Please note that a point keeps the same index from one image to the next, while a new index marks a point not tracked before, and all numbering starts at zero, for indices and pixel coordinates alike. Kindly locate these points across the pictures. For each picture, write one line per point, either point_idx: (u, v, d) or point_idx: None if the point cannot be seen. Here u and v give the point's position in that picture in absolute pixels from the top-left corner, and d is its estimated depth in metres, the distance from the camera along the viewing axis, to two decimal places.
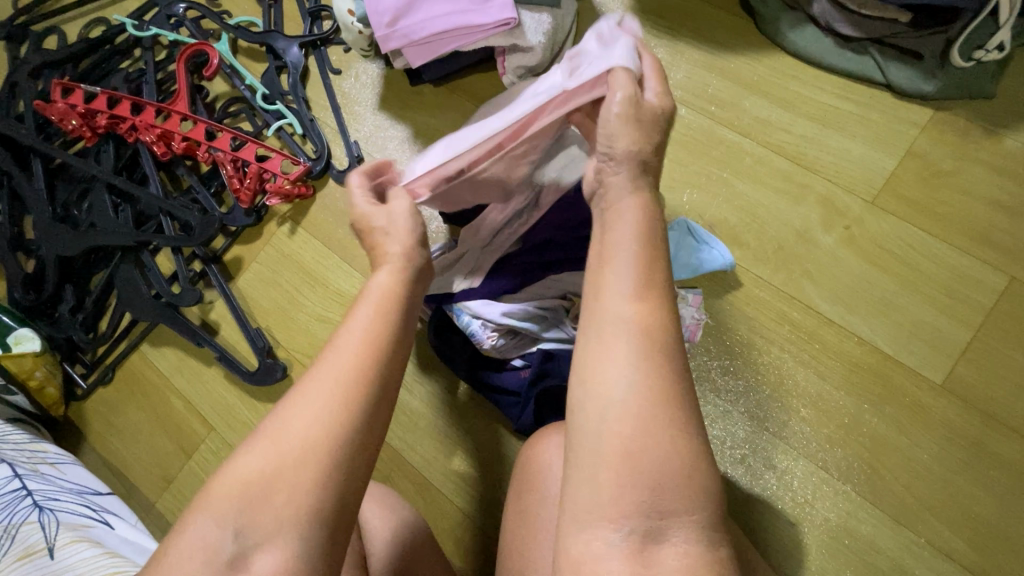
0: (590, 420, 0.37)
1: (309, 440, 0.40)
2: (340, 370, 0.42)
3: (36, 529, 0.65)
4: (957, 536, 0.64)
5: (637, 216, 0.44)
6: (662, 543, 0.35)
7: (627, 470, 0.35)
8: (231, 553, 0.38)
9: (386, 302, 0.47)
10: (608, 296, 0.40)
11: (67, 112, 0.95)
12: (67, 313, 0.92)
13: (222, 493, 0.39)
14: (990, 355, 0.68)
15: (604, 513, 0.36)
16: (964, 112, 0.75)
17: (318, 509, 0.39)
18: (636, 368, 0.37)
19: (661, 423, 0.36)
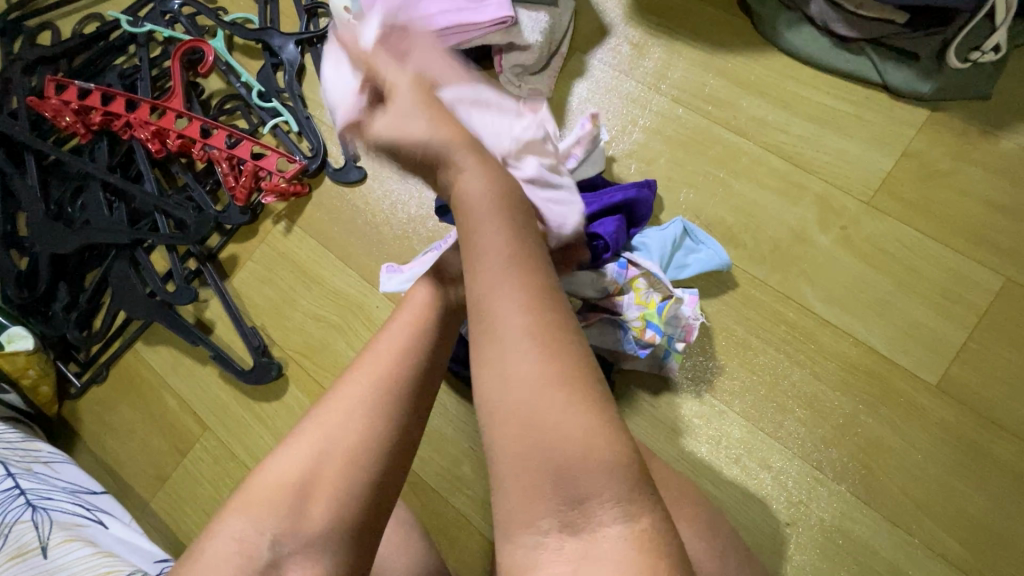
0: (491, 422, 0.41)
1: (345, 446, 0.47)
2: (364, 382, 0.50)
3: (28, 528, 0.65)
4: (951, 537, 0.64)
5: (496, 220, 0.47)
6: (583, 533, 0.37)
7: (527, 468, 0.38)
8: (266, 557, 0.44)
9: (420, 314, 0.56)
10: (481, 305, 0.44)
11: (60, 109, 0.94)
12: (61, 311, 0.92)
13: (259, 499, 0.46)
14: (985, 356, 0.68)
15: (520, 517, 0.39)
16: (961, 113, 0.75)
17: (344, 515, 0.45)
18: (515, 372, 0.40)
19: (546, 414, 0.38)
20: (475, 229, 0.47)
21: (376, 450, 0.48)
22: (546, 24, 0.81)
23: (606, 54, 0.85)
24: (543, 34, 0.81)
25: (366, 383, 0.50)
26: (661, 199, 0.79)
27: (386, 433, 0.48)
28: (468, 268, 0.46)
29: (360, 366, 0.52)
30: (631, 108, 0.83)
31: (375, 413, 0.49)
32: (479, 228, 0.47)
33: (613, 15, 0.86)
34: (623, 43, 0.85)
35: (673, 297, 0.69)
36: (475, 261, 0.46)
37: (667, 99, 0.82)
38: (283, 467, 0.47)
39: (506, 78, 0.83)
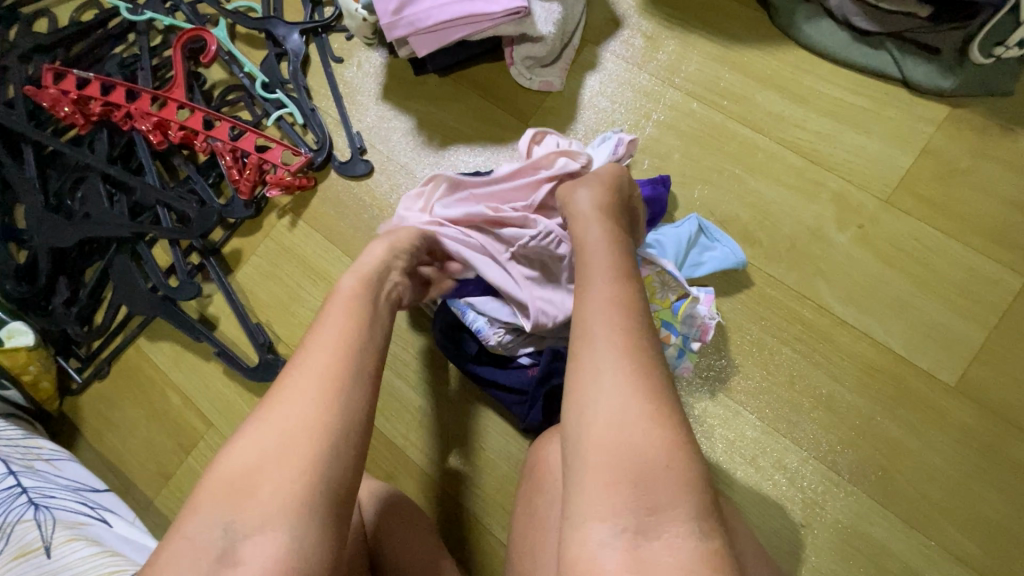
0: (582, 418, 0.43)
1: (291, 434, 0.45)
2: (318, 367, 0.50)
3: (32, 527, 0.63)
4: (968, 540, 0.64)
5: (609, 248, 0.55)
6: (655, 540, 0.38)
7: (614, 467, 0.40)
8: (220, 550, 0.42)
9: (355, 302, 0.57)
10: (591, 308, 0.49)
11: (58, 98, 0.92)
12: (61, 305, 0.90)
13: (209, 495, 0.44)
14: (1003, 357, 0.67)
15: (595, 513, 0.39)
16: (982, 109, 0.73)
17: (306, 499, 0.43)
18: (611, 376, 0.44)
19: (635, 420, 0.42)
20: (591, 250, 0.55)
21: (326, 433, 0.46)
22: (558, 15, 0.79)
23: (619, 46, 0.84)
24: (556, 25, 0.79)
25: (316, 371, 0.49)
26: (675, 195, 0.77)
27: (336, 417, 0.47)
28: (581, 280, 0.52)
29: (300, 359, 0.51)
30: (643, 102, 0.81)
31: (319, 398, 0.48)
32: (594, 248, 0.55)
33: (625, 7, 0.84)
34: (636, 35, 0.83)
35: (690, 295, 0.68)
36: (587, 275, 0.52)
37: (681, 93, 0.80)
38: (238, 458, 0.45)
39: (518, 70, 0.84)
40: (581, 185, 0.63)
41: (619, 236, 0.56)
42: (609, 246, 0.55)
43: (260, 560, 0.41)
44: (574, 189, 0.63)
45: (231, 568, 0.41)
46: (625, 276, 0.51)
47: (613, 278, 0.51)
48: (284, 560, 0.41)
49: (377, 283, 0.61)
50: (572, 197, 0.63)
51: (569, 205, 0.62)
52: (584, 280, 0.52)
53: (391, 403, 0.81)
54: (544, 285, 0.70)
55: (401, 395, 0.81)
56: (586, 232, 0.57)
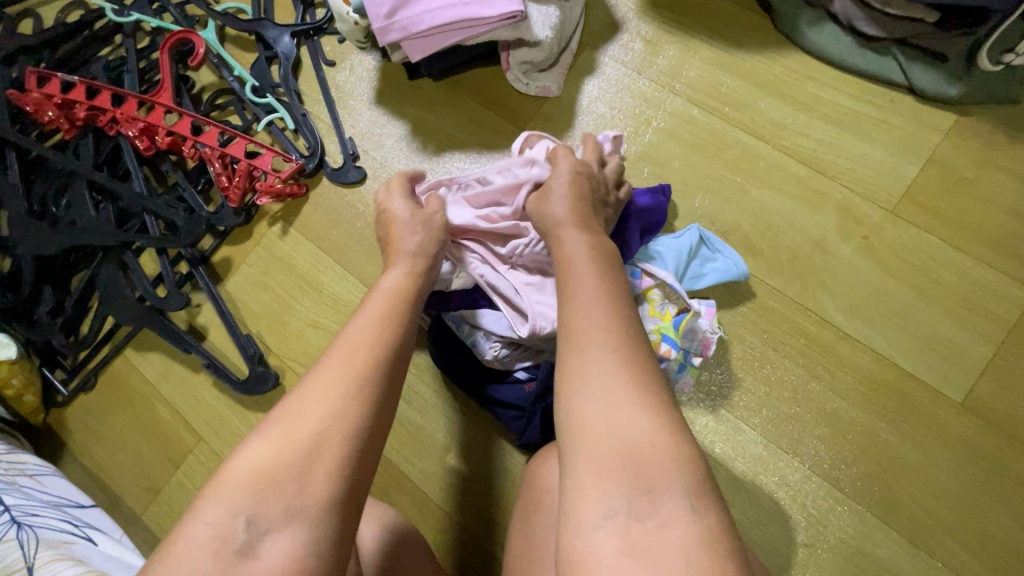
0: (570, 406, 0.42)
1: (326, 425, 0.43)
2: (345, 357, 0.48)
3: (13, 547, 0.61)
4: (975, 559, 0.62)
5: (587, 241, 0.55)
6: (651, 522, 0.35)
7: (603, 450, 0.38)
8: (242, 540, 0.39)
9: (396, 297, 0.56)
10: (573, 299, 0.48)
11: (42, 102, 0.89)
12: (46, 316, 0.88)
13: (234, 482, 0.41)
14: (1010, 372, 0.66)
15: (587, 501, 0.37)
16: (988, 117, 0.72)
17: (330, 489, 0.42)
18: (594, 360, 0.43)
19: (621, 401, 0.40)
20: (573, 249, 0.55)
21: (362, 426, 0.44)
22: (556, 18, 0.76)
23: (618, 50, 0.82)
24: (553, 30, 0.77)
25: (341, 361, 0.48)
26: (675, 205, 0.75)
27: (372, 411, 0.46)
28: (561, 274, 0.52)
29: (332, 349, 0.49)
30: (642, 109, 0.79)
31: (358, 389, 0.46)
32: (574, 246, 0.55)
33: (624, 10, 0.82)
34: (636, 39, 0.81)
35: (690, 309, 0.66)
36: (565, 268, 0.52)
37: (682, 100, 0.78)
38: (258, 449, 0.42)
39: (514, 75, 0.82)
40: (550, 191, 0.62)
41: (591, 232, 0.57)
42: (586, 236, 0.56)
43: (282, 554, 0.39)
44: (544, 200, 0.61)
45: (251, 561, 0.38)
46: (607, 270, 0.51)
47: (594, 271, 0.51)
48: (305, 556, 0.39)
49: (418, 277, 0.60)
50: (544, 208, 0.61)
51: (540, 215, 0.61)
52: (564, 274, 0.52)
53: None
54: (544, 292, 0.67)
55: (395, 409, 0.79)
56: (564, 233, 0.57)
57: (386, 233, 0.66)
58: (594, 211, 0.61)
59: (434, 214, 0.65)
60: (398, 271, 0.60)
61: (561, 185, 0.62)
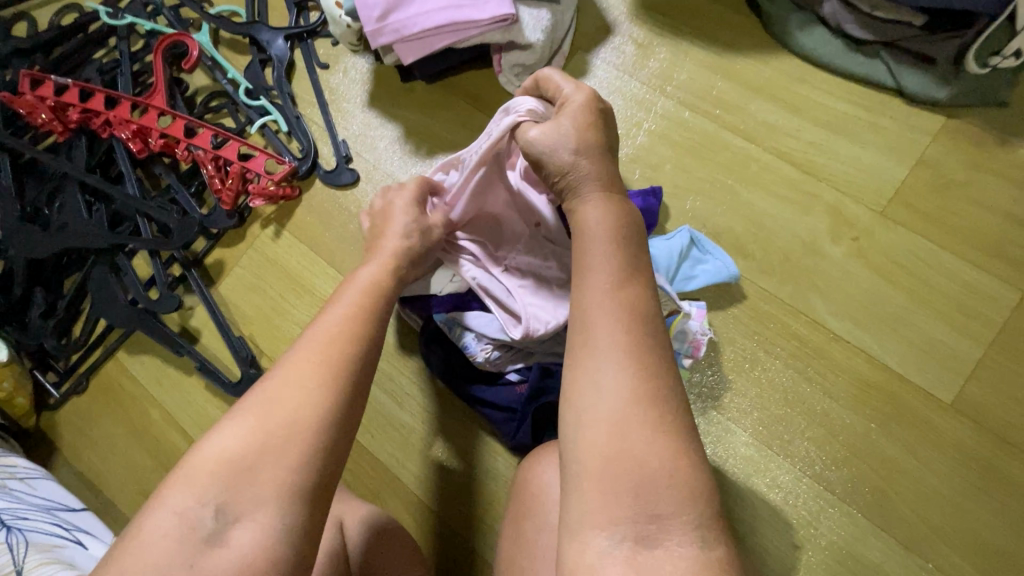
0: (579, 417, 0.39)
1: (295, 419, 0.42)
2: (316, 349, 0.47)
3: (3, 551, 0.60)
4: (966, 561, 0.62)
5: (613, 214, 0.47)
6: (657, 549, 0.35)
7: (611, 474, 0.37)
8: (210, 528, 0.39)
9: (370, 292, 0.55)
10: (592, 294, 0.43)
11: (35, 105, 0.89)
12: (38, 318, 0.88)
13: (204, 468, 0.41)
14: (1000, 373, 0.66)
15: (593, 521, 0.36)
16: (977, 120, 0.72)
17: (300, 484, 0.41)
18: (613, 372, 0.39)
19: (637, 423, 0.38)
20: (595, 226, 0.47)
21: (330, 419, 0.43)
22: (548, 22, 0.77)
23: (609, 53, 0.82)
24: (545, 33, 0.77)
25: (313, 351, 0.47)
26: (667, 207, 0.75)
27: (342, 404, 0.44)
28: (580, 257, 0.46)
29: (306, 338, 0.48)
30: (635, 111, 0.79)
31: (327, 379, 0.45)
32: (596, 218, 0.47)
33: (616, 13, 0.83)
34: (628, 42, 0.82)
35: (680, 311, 0.66)
36: (584, 251, 0.46)
37: (673, 102, 0.79)
38: (228, 437, 0.42)
39: (506, 78, 0.82)
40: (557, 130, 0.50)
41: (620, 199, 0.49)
42: (608, 206, 0.48)
43: (251, 543, 0.39)
44: (554, 141, 0.50)
45: (218, 549, 0.39)
46: (629, 256, 0.45)
47: (615, 257, 0.44)
48: (273, 545, 0.39)
49: (395, 275, 0.60)
50: (554, 152, 0.50)
51: (546, 162, 0.51)
52: (582, 258, 0.46)
53: (378, 420, 0.79)
54: (538, 292, 0.66)
55: (388, 412, 0.79)
56: (585, 200, 0.49)
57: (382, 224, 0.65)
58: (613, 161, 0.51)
59: (434, 226, 0.64)
60: (376, 267, 0.59)
61: (571, 125, 0.51)
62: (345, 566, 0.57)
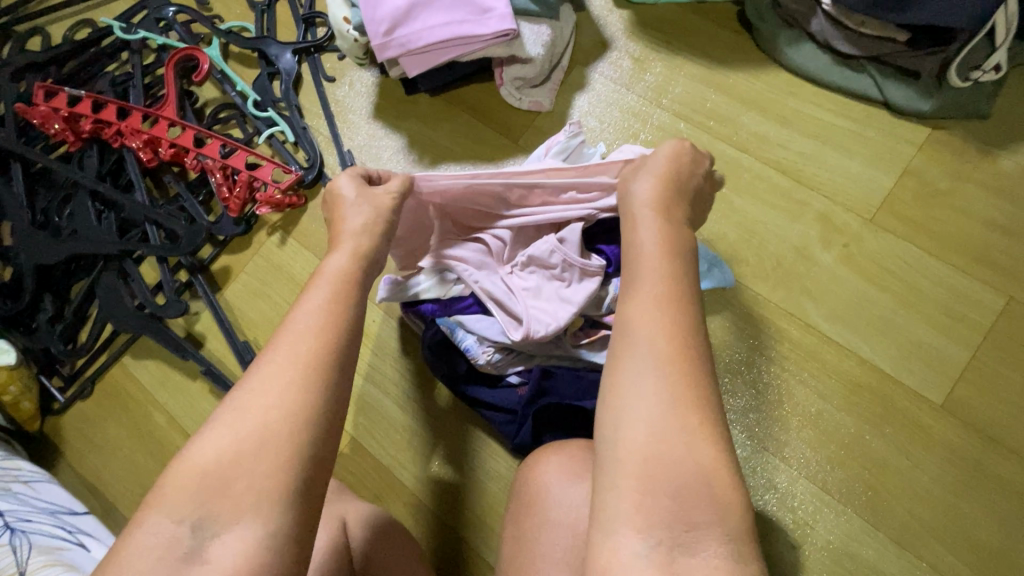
0: (617, 423, 0.40)
1: (268, 424, 0.42)
2: (299, 353, 0.45)
3: (7, 552, 0.61)
4: (958, 559, 0.63)
5: (662, 225, 0.49)
6: (693, 557, 0.36)
7: (650, 479, 0.38)
8: (188, 546, 0.39)
9: (338, 283, 0.52)
10: (635, 302, 0.45)
11: (48, 115, 0.92)
12: (45, 323, 0.89)
13: (179, 484, 0.40)
14: (987, 375, 0.68)
15: (628, 522, 0.37)
16: (961, 131, 0.75)
17: (283, 491, 0.40)
18: (653, 378, 0.40)
19: (674, 433, 0.39)
20: (647, 235, 0.49)
21: (308, 421, 0.43)
22: (547, 37, 0.80)
23: (607, 67, 0.85)
24: (545, 47, 0.81)
25: (289, 356, 0.45)
26: None
27: (312, 408, 0.43)
28: (628, 266, 0.48)
29: (279, 341, 0.46)
30: (632, 122, 0.82)
31: (307, 381, 0.44)
32: (647, 230, 0.49)
33: (614, 29, 0.86)
34: (625, 57, 0.85)
35: None
36: (634, 257, 0.48)
37: (668, 114, 0.82)
38: (206, 448, 0.42)
39: (507, 91, 0.85)
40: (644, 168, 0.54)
41: (667, 206, 0.51)
42: (664, 217, 0.50)
43: (230, 556, 0.39)
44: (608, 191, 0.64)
45: (198, 565, 0.38)
46: (676, 272, 0.46)
47: (662, 269, 0.46)
48: (256, 555, 0.39)
49: (365, 264, 0.55)
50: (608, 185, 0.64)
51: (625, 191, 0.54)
52: (632, 264, 0.47)
53: (381, 422, 0.80)
54: (541, 295, 0.67)
55: (391, 415, 0.80)
56: (638, 207, 0.51)
57: (333, 214, 0.60)
58: (689, 201, 0.53)
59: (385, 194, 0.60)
60: (342, 254, 0.55)
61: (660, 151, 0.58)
62: (348, 563, 0.59)
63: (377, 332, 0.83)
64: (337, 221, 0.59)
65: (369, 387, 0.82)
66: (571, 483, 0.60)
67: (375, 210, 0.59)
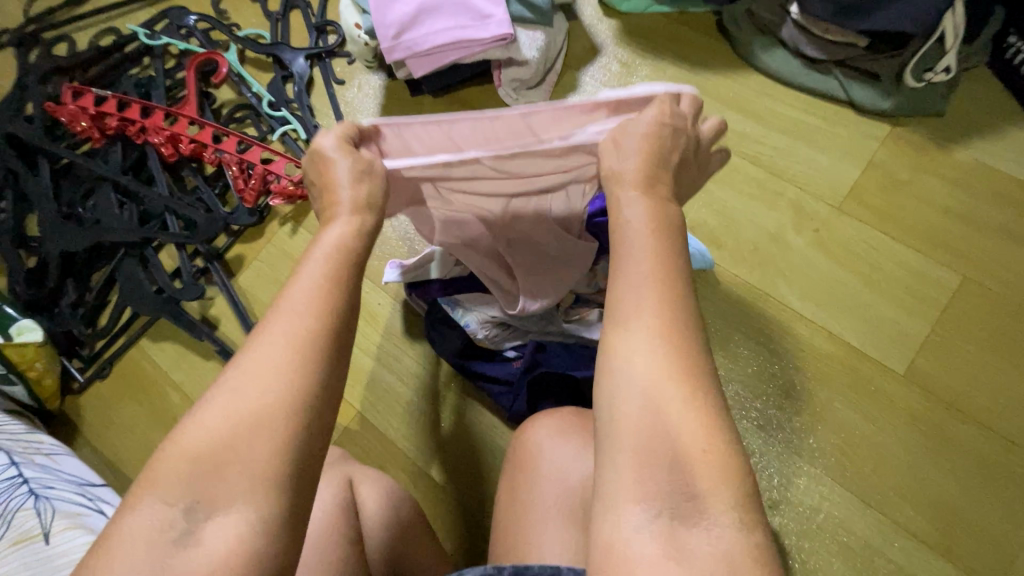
0: (619, 397, 0.38)
1: (263, 408, 0.38)
2: (293, 330, 0.41)
3: (31, 515, 0.65)
4: (920, 516, 0.68)
5: (647, 188, 0.45)
6: (694, 527, 0.35)
7: (648, 450, 0.36)
8: (182, 528, 0.36)
9: (337, 258, 0.45)
10: (623, 272, 0.42)
11: (76, 114, 0.99)
12: (68, 307, 0.95)
13: (172, 466, 0.38)
14: (946, 347, 0.74)
15: (627, 495, 0.36)
16: (918, 128, 0.82)
17: (282, 472, 0.38)
18: (648, 353, 0.38)
19: (671, 404, 0.37)
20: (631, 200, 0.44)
21: (309, 400, 0.39)
22: (541, 42, 0.88)
23: (598, 71, 0.92)
24: (539, 51, 0.88)
25: (282, 334, 0.41)
26: None
27: (307, 388, 0.39)
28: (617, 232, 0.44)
29: (273, 318, 0.42)
30: None
31: (304, 361, 0.40)
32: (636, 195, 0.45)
33: (603, 36, 0.93)
34: (614, 62, 0.92)
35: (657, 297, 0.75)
36: (620, 222, 0.44)
37: None
38: (199, 430, 0.38)
39: (506, 91, 0.91)
40: (628, 133, 0.46)
41: (656, 172, 0.46)
42: (648, 181, 0.45)
43: (223, 540, 0.36)
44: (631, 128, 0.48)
45: (191, 547, 0.36)
46: (666, 239, 0.43)
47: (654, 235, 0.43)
48: (253, 539, 0.36)
49: (366, 236, 0.48)
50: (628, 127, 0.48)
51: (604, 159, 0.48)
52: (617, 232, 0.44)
53: (385, 398, 0.85)
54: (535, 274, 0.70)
55: (395, 391, 0.85)
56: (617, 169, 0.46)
57: (319, 178, 0.49)
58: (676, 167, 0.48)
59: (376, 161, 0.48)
60: (341, 226, 0.47)
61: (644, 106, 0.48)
62: (354, 516, 0.64)
63: (383, 314, 0.89)
64: (326, 191, 0.48)
65: (374, 365, 0.87)
66: (560, 442, 0.65)
67: (366, 179, 0.47)
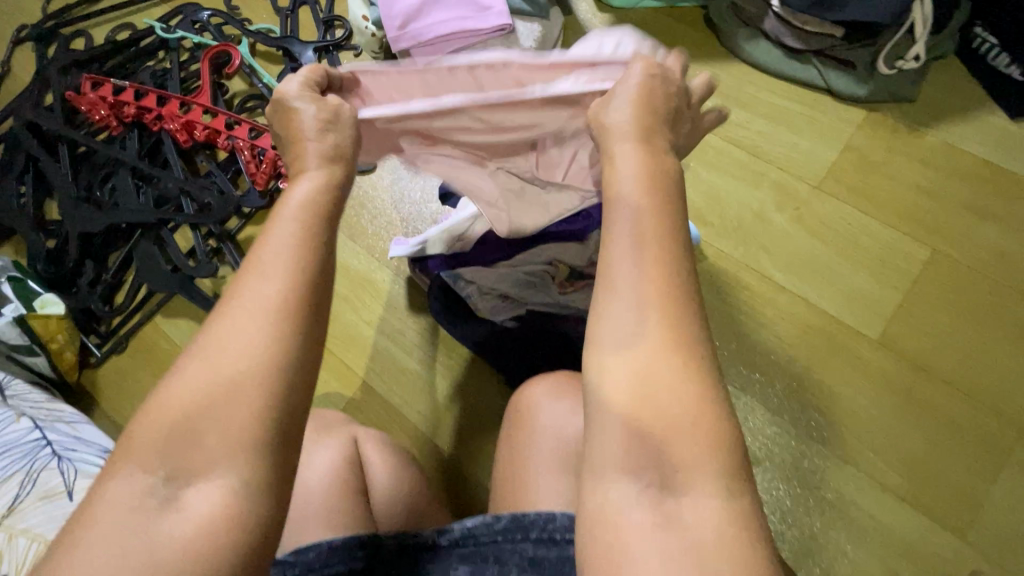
0: (614, 366, 0.36)
1: (235, 373, 0.35)
2: (262, 291, 0.38)
3: (55, 473, 0.68)
4: (892, 470, 0.73)
5: (640, 151, 0.43)
6: (686, 496, 0.34)
7: (642, 422, 0.35)
8: (162, 495, 0.34)
9: (308, 214, 0.42)
10: (616, 236, 0.39)
11: (95, 102, 1.04)
12: (86, 285, 0.99)
13: (146, 433, 0.35)
14: (916, 314, 0.78)
15: (617, 466, 0.35)
16: (891, 112, 0.87)
17: (259, 440, 0.35)
18: (638, 321, 0.36)
19: (664, 375, 0.35)
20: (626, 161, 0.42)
21: (279, 365, 0.36)
22: (538, 34, 0.93)
23: None
24: (536, 42, 0.93)
25: (249, 296, 0.38)
26: None
27: (277, 352, 0.36)
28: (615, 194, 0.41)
29: (239, 280, 0.39)
30: None
31: (272, 323, 0.37)
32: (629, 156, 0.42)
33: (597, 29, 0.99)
34: None
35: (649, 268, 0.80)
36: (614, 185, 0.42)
37: None
38: (170, 395, 0.36)
39: None
40: (619, 90, 0.47)
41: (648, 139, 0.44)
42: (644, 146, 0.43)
43: (204, 506, 0.34)
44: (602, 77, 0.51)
45: (171, 512, 0.33)
46: (660, 202, 0.40)
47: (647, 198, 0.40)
48: (233, 504, 0.34)
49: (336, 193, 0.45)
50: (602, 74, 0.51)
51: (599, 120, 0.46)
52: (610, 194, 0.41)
53: (390, 368, 0.90)
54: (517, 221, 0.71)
55: (399, 361, 0.90)
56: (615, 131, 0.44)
57: (283, 129, 0.48)
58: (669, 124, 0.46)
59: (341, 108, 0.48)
60: (308, 180, 0.44)
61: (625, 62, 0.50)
62: (361, 468, 0.68)
63: (389, 289, 0.93)
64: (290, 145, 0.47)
65: (380, 337, 0.91)
66: (555, 399, 0.70)
67: (332, 131, 0.47)
